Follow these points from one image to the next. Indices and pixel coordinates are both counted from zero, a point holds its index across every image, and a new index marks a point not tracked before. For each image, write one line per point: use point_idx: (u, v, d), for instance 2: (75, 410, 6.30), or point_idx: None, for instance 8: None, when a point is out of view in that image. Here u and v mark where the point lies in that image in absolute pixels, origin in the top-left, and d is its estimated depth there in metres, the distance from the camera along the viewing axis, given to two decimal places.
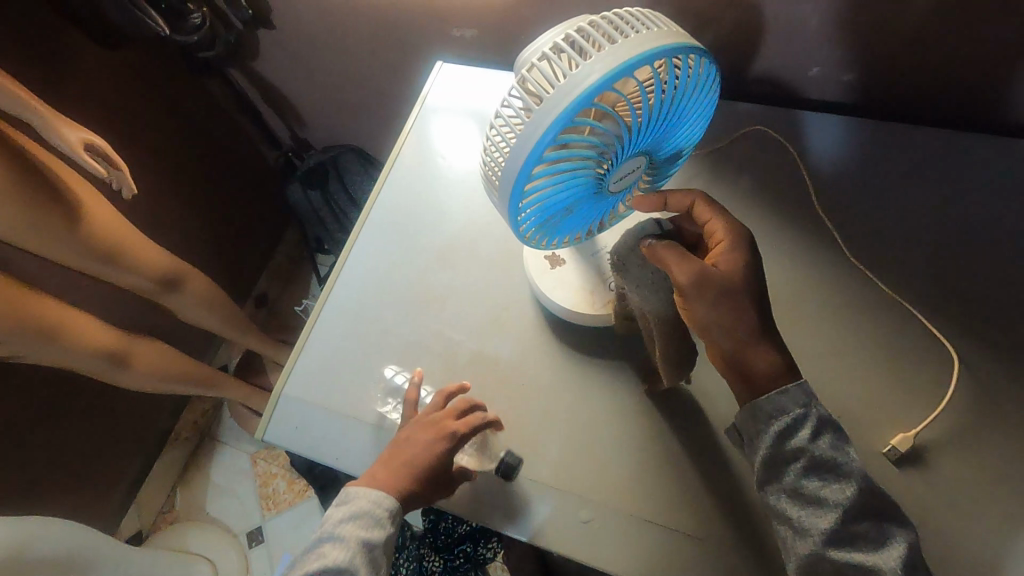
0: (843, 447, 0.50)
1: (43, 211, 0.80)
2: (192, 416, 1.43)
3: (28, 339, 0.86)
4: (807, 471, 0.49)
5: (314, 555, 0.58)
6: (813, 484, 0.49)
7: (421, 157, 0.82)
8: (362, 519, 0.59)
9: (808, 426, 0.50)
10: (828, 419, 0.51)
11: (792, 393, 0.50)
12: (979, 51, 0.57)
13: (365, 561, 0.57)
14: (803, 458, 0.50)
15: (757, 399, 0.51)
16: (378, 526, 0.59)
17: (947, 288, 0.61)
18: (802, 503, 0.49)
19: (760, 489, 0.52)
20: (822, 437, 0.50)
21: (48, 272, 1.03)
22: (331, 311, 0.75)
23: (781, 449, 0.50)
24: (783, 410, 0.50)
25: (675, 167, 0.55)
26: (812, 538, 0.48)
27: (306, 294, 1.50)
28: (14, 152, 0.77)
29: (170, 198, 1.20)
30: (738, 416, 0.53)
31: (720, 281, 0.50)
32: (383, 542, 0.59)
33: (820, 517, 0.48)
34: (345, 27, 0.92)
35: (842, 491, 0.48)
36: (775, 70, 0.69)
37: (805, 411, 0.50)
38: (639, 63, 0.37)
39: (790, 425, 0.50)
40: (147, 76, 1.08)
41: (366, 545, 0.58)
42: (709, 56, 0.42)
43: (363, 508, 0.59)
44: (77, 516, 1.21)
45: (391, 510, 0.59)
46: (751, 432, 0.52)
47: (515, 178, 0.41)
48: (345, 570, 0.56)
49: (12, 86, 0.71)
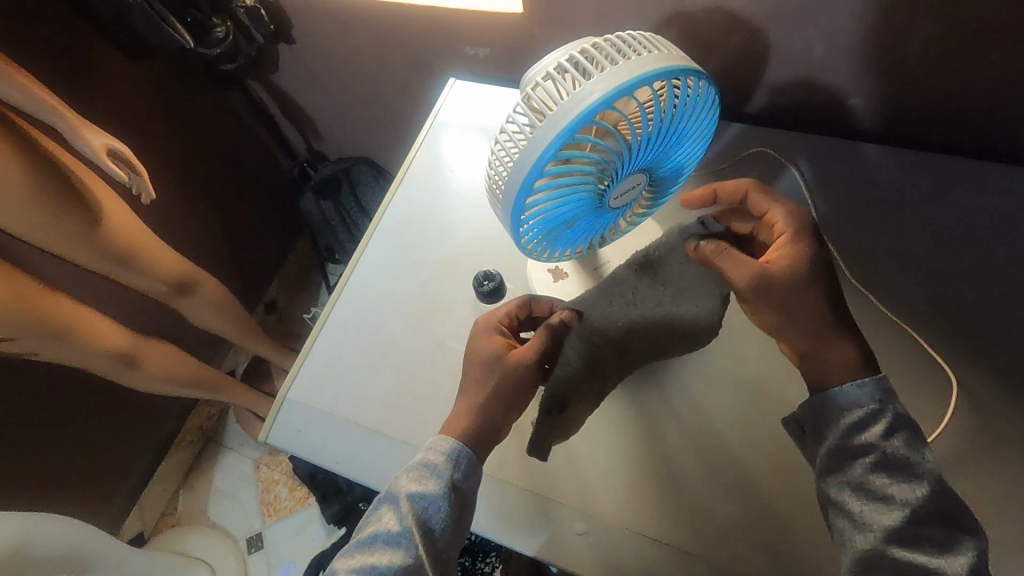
0: (918, 448, 0.49)
1: (64, 211, 0.83)
2: (198, 420, 1.44)
3: (42, 336, 0.88)
4: (876, 467, 0.48)
5: (372, 516, 0.54)
6: (881, 479, 0.48)
7: (432, 169, 0.84)
8: (415, 473, 0.53)
9: (881, 421, 0.49)
10: (905, 419, 0.49)
11: (869, 387, 0.50)
12: (982, 80, 0.58)
13: (421, 521, 0.52)
14: (872, 452, 0.49)
15: (831, 390, 0.52)
16: (434, 480, 0.53)
17: (948, 312, 0.61)
18: (867, 497, 0.48)
19: (822, 480, 0.51)
20: (896, 435, 0.49)
21: (64, 273, 1.06)
22: (337, 316, 0.76)
23: (851, 443, 0.50)
24: (856, 404, 0.50)
25: (676, 185, 0.57)
26: (874, 533, 0.47)
27: (315, 303, 1.53)
28: (38, 155, 0.79)
29: (185, 204, 1.23)
30: (808, 406, 0.53)
31: (785, 279, 0.53)
32: (442, 497, 0.52)
33: (884, 513, 0.47)
34: (362, 43, 0.95)
35: (912, 489, 0.47)
36: (780, 94, 0.70)
37: (880, 407, 0.49)
38: (640, 82, 0.39)
39: (861, 420, 0.50)
40: (168, 86, 1.11)
41: (422, 502, 0.52)
42: (708, 79, 0.44)
43: (419, 461, 0.54)
44: (81, 515, 1.23)
45: (449, 457, 0.54)
46: (821, 423, 0.52)
47: (517, 192, 0.43)
48: (400, 536, 0.51)
49: (40, 92, 0.73)
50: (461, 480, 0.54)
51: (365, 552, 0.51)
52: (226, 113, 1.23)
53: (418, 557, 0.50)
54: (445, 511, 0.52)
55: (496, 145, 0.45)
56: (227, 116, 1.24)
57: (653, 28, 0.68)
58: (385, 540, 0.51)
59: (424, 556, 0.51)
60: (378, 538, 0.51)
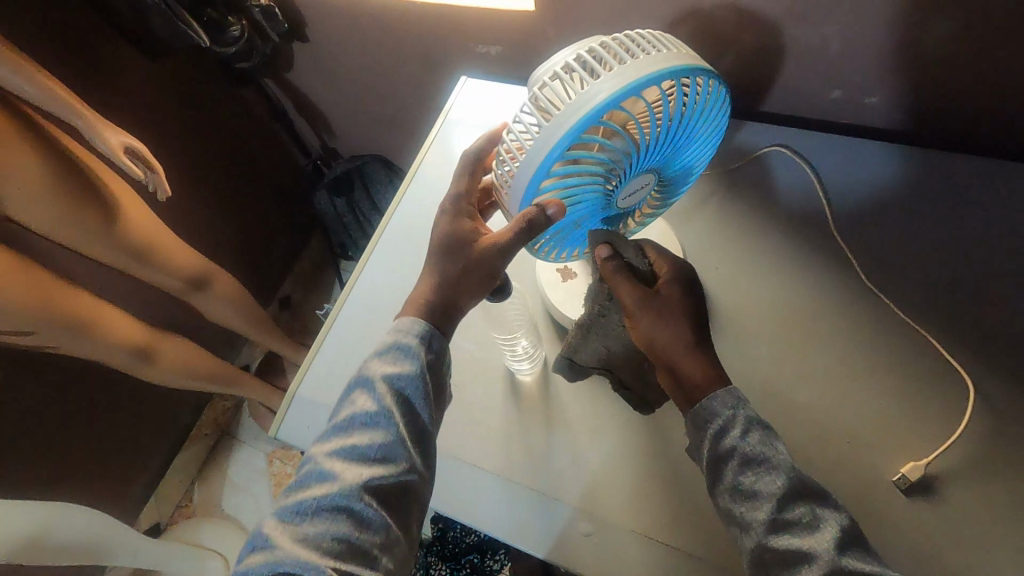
0: (774, 442, 0.49)
1: (82, 208, 0.84)
2: (213, 414, 1.47)
3: (63, 331, 0.90)
4: (742, 468, 0.49)
5: (346, 403, 0.50)
6: (748, 479, 0.48)
7: (443, 167, 0.84)
8: (389, 355, 0.50)
9: (737, 426, 0.50)
10: (758, 419, 0.51)
11: (721, 397, 0.51)
12: (1004, 81, 0.56)
13: (400, 401, 0.49)
14: (735, 455, 0.49)
15: (693, 407, 0.53)
16: (409, 358, 0.50)
17: (964, 316, 0.60)
18: (742, 498, 0.48)
19: (712, 496, 0.51)
20: (752, 434, 0.50)
21: (83, 268, 1.08)
22: (347, 314, 0.77)
23: (717, 450, 0.50)
24: (712, 413, 0.51)
25: (686, 186, 0.56)
26: (754, 531, 0.47)
27: (328, 299, 1.54)
28: (58, 154, 0.81)
29: (201, 200, 1.25)
30: (684, 427, 0.54)
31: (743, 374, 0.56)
32: (420, 375, 0.50)
33: (757, 509, 0.47)
34: (377, 43, 0.96)
35: (773, 482, 0.47)
36: (795, 92, 0.69)
37: (734, 413, 0.51)
38: (647, 83, 0.38)
39: (721, 427, 0.51)
40: (183, 84, 1.13)
41: (400, 382, 0.49)
42: (719, 77, 0.43)
43: (391, 341, 0.51)
44: (99, 504, 1.25)
45: (421, 338, 0.51)
46: (695, 440, 0.52)
47: (523, 192, 0.43)
48: (378, 416, 0.48)
49: (60, 92, 0.75)
50: (434, 360, 0.52)
51: (343, 435, 0.48)
52: (241, 111, 1.25)
53: (400, 434, 0.48)
54: (424, 390, 0.50)
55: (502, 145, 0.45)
56: (242, 114, 1.26)
57: (666, 26, 0.67)
58: (363, 421, 0.48)
59: (405, 432, 0.48)
60: (355, 420, 0.48)
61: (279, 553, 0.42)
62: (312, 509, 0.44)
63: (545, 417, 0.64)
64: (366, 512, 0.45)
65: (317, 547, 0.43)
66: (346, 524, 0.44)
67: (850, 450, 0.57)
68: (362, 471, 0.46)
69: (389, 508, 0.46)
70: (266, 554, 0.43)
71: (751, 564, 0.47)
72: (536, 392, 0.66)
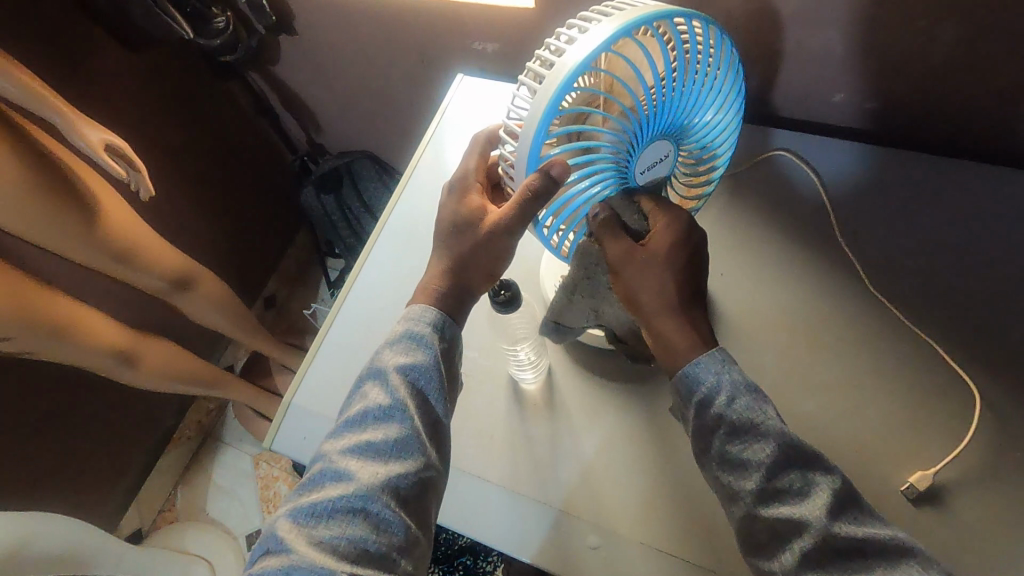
0: (762, 406, 0.47)
1: (57, 207, 0.80)
2: (196, 416, 1.43)
3: (37, 336, 0.86)
4: (729, 438, 0.47)
5: (357, 397, 0.48)
6: (736, 448, 0.46)
7: (438, 167, 0.82)
8: (401, 346, 0.49)
9: (722, 392, 0.48)
10: (744, 382, 0.48)
11: (703, 362, 0.49)
12: (1009, 89, 0.56)
13: (414, 394, 0.47)
14: (723, 424, 0.47)
15: (676, 373, 0.50)
16: (423, 348, 0.49)
17: (967, 324, 0.60)
18: (731, 468, 0.47)
19: (701, 465, 0.50)
20: (738, 399, 0.47)
21: (57, 268, 1.03)
22: (343, 319, 0.75)
23: (704, 418, 0.48)
24: (698, 379, 0.48)
25: (708, 170, 0.53)
26: (743, 500, 0.46)
27: (315, 298, 1.51)
28: (32, 150, 0.77)
29: (182, 197, 1.20)
30: (670, 392, 0.52)
31: None
32: (434, 366, 0.48)
33: (745, 479, 0.46)
34: (367, 37, 0.93)
35: (762, 450, 0.45)
36: (797, 95, 0.68)
37: (719, 377, 0.48)
38: (636, 26, 0.37)
39: (707, 393, 0.48)
40: (163, 75, 1.08)
41: (413, 374, 0.48)
42: (719, 27, 0.41)
43: (403, 331, 0.49)
44: (77, 513, 1.21)
45: (434, 327, 0.49)
46: (682, 406, 0.51)
47: (527, 163, 0.41)
48: (392, 409, 0.46)
49: (33, 83, 0.70)
50: (447, 350, 0.50)
51: (355, 431, 0.46)
52: (224, 104, 1.21)
53: (414, 428, 0.46)
54: (437, 381, 0.48)
55: (506, 123, 0.44)
56: (225, 107, 1.21)
57: None
58: (376, 416, 0.46)
59: (420, 425, 0.46)
60: (368, 415, 0.46)
61: (294, 555, 0.40)
62: (326, 510, 0.42)
63: (552, 427, 0.63)
64: (383, 513, 0.42)
65: (333, 549, 0.41)
66: (362, 527, 0.42)
67: (857, 459, 0.57)
68: (378, 469, 0.44)
69: (406, 507, 0.44)
70: (280, 557, 0.41)
71: (741, 532, 0.47)
72: (540, 400, 0.64)
